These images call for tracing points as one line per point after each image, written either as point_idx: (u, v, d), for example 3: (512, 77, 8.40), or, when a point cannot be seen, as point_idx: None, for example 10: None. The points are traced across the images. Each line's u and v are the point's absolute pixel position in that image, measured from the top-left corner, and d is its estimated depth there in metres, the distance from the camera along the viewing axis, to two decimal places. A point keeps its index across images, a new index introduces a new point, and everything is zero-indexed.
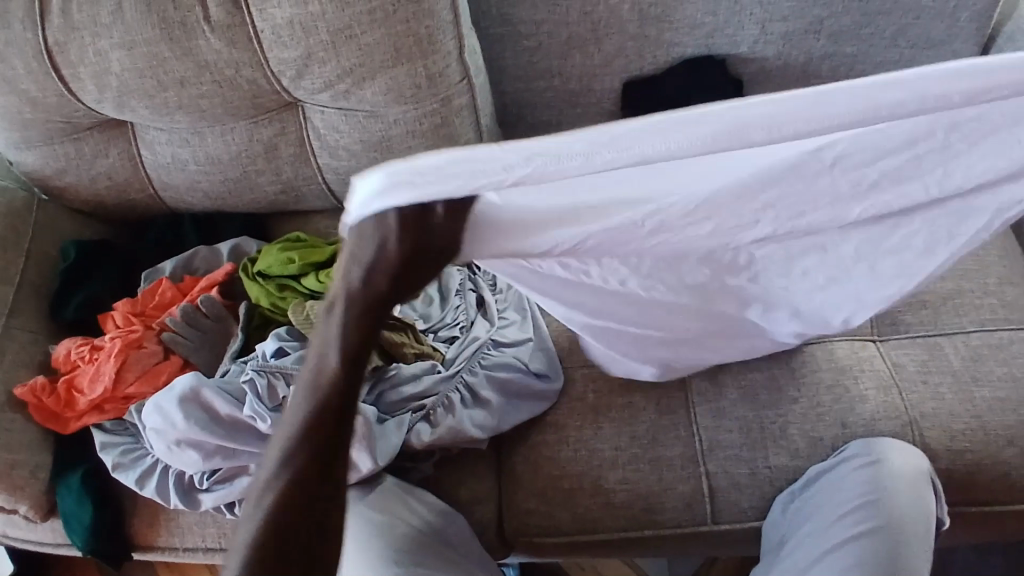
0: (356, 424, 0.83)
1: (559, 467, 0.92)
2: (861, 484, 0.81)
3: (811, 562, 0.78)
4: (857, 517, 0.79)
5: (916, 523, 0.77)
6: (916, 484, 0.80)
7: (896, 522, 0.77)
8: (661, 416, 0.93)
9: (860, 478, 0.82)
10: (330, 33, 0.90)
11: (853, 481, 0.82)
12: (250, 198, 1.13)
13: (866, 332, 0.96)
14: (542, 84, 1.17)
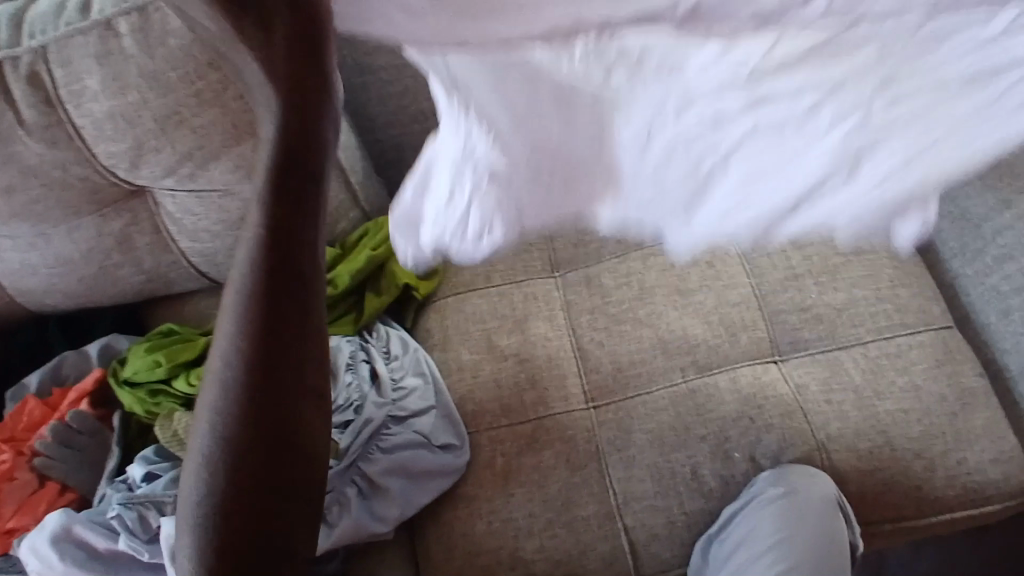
0: None
1: (474, 543, 0.88)
2: (776, 522, 0.82)
3: None
4: None
5: (828, 559, 0.79)
6: (827, 516, 0.81)
7: None
8: (574, 473, 0.90)
9: (774, 516, 0.82)
10: (157, 120, 0.83)
11: (768, 518, 0.82)
12: (114, 291, 1.05)
13: (767, 354, 0.94)
14: (417, 128, 1.09)
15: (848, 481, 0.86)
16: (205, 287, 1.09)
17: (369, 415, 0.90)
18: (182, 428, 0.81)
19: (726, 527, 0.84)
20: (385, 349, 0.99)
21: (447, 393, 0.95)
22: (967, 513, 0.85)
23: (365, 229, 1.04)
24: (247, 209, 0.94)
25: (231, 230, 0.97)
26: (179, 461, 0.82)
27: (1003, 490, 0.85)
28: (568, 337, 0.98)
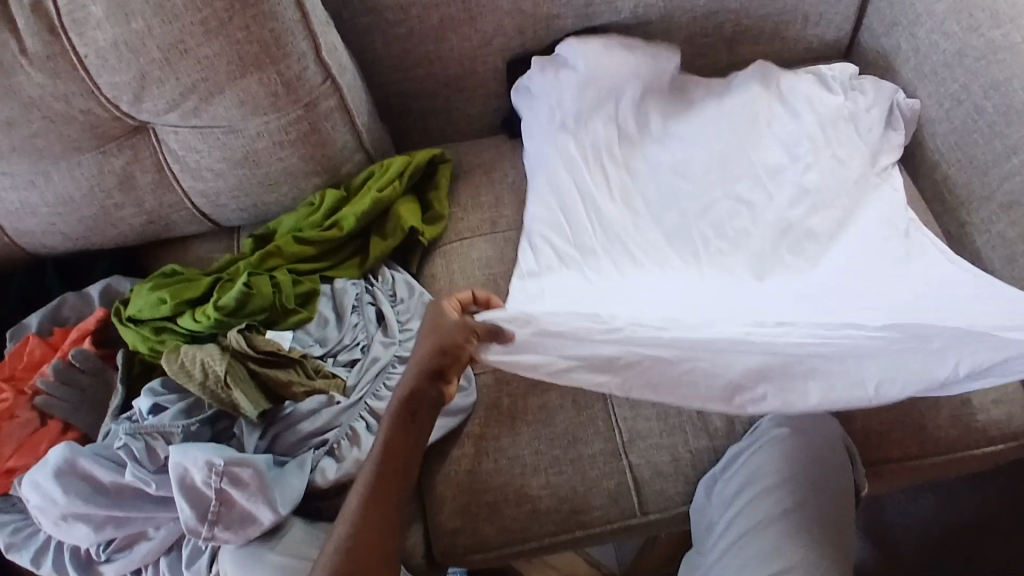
0: (246, 477, 0.74)
1: (481, 481, 0.88)
2: (777, 461, 0.82)
3: (735, 544, 0.79)
4: (774, 498, 0.80)
5: (829, 498, 0.79)
6: (828, 457, 0.81)
7: (812, 500, 0.79)
8: (580, 413, 0.90)
9: (775, 455, 0.82)
10: (161, 50, 0.81)
11: (769, 457, 0.82)
12: (115, 233, 1.04)
13: None
14: (423, 72, 1.08)
15: (854, 420, 0.87)
16: (207, 230, 1.07)
17: (375, 354, 0.90)
18: (188, 359, 0.80)
19: (728, 466, 0.85)
20: (391, 291, 0.97)
21: None
22: (968, 452, 0.86)
23: (369, 171, 1.03)
24: (251, 147, 0.93)
25: (235, 169, 0.96)
26: (186, 394, 0.82)
27: (1004, 430, 0.86)
28: None
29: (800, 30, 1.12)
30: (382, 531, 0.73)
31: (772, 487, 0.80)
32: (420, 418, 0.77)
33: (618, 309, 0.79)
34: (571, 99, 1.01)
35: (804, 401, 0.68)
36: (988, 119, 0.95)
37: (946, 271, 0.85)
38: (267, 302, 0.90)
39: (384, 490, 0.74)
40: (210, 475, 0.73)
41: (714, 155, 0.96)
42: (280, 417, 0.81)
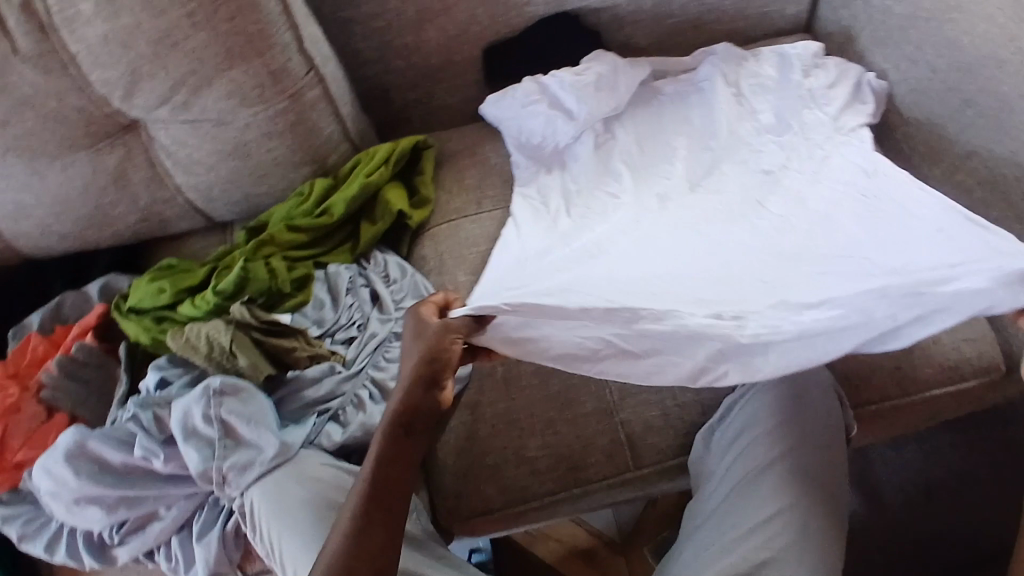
0: (250, 409, 0.78)
1: (481, 446, 0.91)
2: (773, 405, 0.85)
3: (736, 485, 0.81)
4: (773, 442, 0.82)
5: (822, 442, 0.82)
6: (821, 404, 0.84)
7: (809, 442, 0.81)
8: (572, 376, 0.94)
9: (771, 400, 0.85)
10: (150, 44, 0.85)
11: (765, 401, 0.85)
12: (110, 232, 1.06)
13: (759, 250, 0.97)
14: (402, 63, 1.12)
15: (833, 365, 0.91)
16: (199, 226, 1.10)
17: (372, 329, 0.92)
18: (193, 334, 0.83)
19: (726, 416, 0.88)
20: (384, 272, 1.00)
21: None
22: (943, 390, 0.90)
23: (356, 160, 1.07)
24: (240, 138, 0.97)
25: (225, 161, 0.99)
26: (191, 369, 0.85)
27: (975, 367, 0.90)
28: None
29: (762, 7, 1.17)
30: (383, 554, 0.61)
31: (771, 430, 0.83)
32: (416, 431, 0.66)
33: (577, 283, 0.76)
34: (545, 89, 1.05)
35: (764, 369, 0.66)
36: (942, 77, 1.00)
37: (907, 188, 0.83)
38: (264, 286, 0.93)
39: (379, 512, 0.62)
40: (209, 407, 0.77)
41: (688, 146, 1.01)
42: (284, 384, 0.84)
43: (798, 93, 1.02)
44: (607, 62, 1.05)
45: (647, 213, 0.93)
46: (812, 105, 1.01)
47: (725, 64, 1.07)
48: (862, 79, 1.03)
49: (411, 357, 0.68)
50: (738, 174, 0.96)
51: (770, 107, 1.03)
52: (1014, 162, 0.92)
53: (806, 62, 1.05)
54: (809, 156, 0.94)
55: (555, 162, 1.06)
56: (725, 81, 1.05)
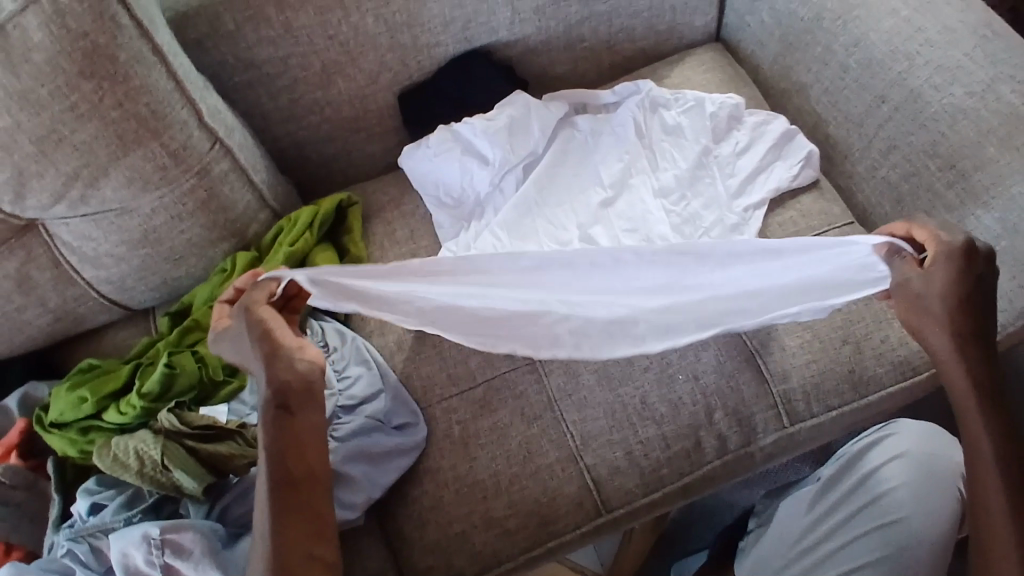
0: (191, 546, 0.71)
1: (447, 514, 0.88)
2: (891, 478, 0.85)
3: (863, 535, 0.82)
4: (898, 502, 0.83)
5: (927, 497, 0.82)
6: (934, 472, 0.84)
7: (922, 501, 0.82)
8: (531, 426, 0.91)
9: (889, 476, 0.85)
10: (35, 143, 0.79)
11: (886, 472, 0.85)
12: (21, 337, 0.98)
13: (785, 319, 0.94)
14: (314, 119, 1.08)
15: (791, 378, 0.91)
16: (119, 316, 1.04)
17: None
18: (121, 450, 0.77)
19: (866, 453, 0.88)
20: (322, 342, 0.96)
21: (391, 375, 0.94)
22: (899, 386, 0.91)
23: (278, 228, 1.01)
24: (149, 225, 0.91)
25: (137, 250, 0.93)
26: (124, 489, 0.79)
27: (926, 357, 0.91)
28: None
29: (672, 20, 1.14)
30: (310, 527, 0.62)
31: (899, 487, 0.84)
32: (295, 407, 0.63)
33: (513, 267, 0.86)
34: (442, 142, 1.02)
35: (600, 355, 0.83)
36: (854, 75, 1.02)
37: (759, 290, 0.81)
38: (194, 379, 0.87)
39: (292, 514, 0.61)
40: (151, 550, 0.70)
41: (582, 181, 1.01)
42: (228, 490, 0.78)
43: (706, 158, 1.00)
44: (519, 102, 1.03)
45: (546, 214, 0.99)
46: (716, 172, 1.00)
47: (639, 105, 1.05)
48: (787, 160, 1.01)
49: (247, 345, 0.65)
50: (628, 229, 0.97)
51: (673, 166, 1.01)
52: (935, 153, 0.94)
53: (721, 123, 1.02)
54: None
55: (475, 214, 1.02)
56: (636, 128, 1.04)
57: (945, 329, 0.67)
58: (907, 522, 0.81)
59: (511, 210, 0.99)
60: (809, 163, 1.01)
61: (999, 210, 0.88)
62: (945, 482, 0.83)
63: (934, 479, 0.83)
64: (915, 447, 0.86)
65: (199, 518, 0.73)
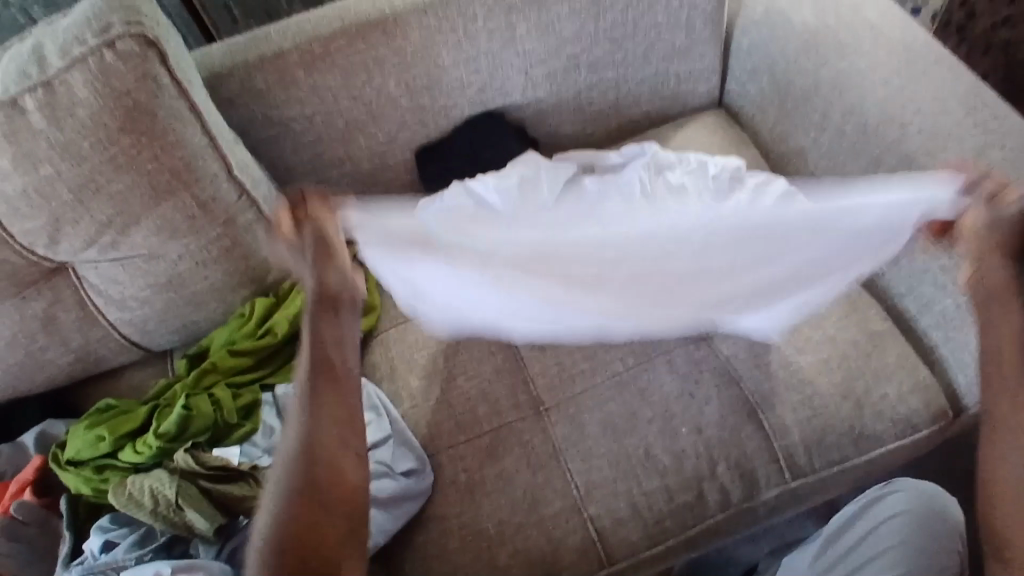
0: None
1: (450, 562, 0.89)
2: (890, 534, 0.85)
3: None
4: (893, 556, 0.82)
5: (925, 553, 0.82)
6: (933, 531, 0.84)
7: (920, 556, 0.81)
8: (535, 474, 0.93)
9: (887, 532, 0.85)
10: (73, 191, 0.84)
11: (884, 530, 0.86)
12: (42, 376, 1.01)
13: (789, 377, 0.96)
14: (334, 172, 1.13)
15: (792, 433, 0.93)
16: (138, 357, 1.07)
17: None
18: (137, 489, 0.79)
19: (865, 513, 0.89)
20: None
21: (400, 421, 0.96)
22: (897, 443, 0.93)
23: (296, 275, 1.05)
24: (174, 270, 0.95)
25: (160, 294, 0.97)
26: (137, 528, 0.80)
27: (924, 414, 0.93)
28: (510, 346, 1.03)
29: (677, 87, 1.20)
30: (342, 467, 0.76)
31: (896, 542, 0.84)
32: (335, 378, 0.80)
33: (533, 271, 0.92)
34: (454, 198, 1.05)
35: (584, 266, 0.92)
36: (850, 141, 1.06)
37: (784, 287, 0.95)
38: (208, 422, 0.89)
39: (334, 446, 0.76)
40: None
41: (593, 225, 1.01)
42: (238, 532, 0.79)
43: None
44: (531, 162, 1.09)
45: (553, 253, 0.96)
46: None
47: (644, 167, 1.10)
48: None
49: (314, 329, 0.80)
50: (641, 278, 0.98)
51: None
52: None
53: (724, 183, 1.06)
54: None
55: None
56: (642, 186, 1.08)
57: (996, 257, 0.79)
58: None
59: None
60: None
61: None
62: (942, 540, 0.83)
63: (932, 537, 0.83)
64: (913, 505, 0.86)
65: (209, 558, 0.74)
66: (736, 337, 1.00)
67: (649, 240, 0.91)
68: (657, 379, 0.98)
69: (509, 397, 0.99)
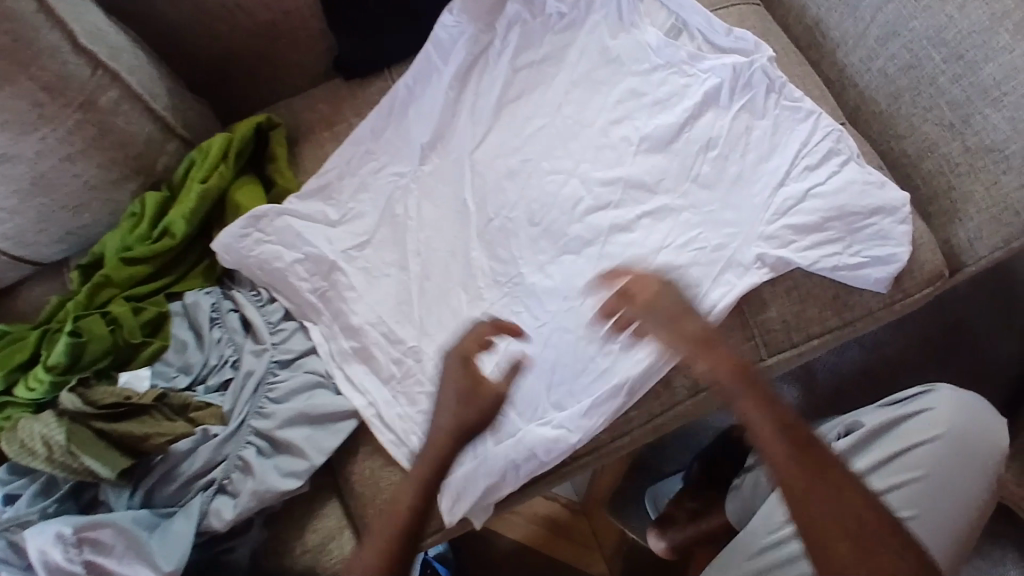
0: (106, 538, 0.67)
1: (400, 470, 0.81)
2: (925, 460, 0.77)
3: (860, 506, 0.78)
4: (908, 492, 0.76)
5: (953, 491, 0.77)
6: (969, 464, 0.77)
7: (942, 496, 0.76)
8: (490, 372, 0.82)
9: (924, 456, 0.77)
10: None
11: (920, 454, 0.77)
12: None
13: (778, 240, 0.82)
14: (222, 29, 0.93)
15: (769, 306, 0.83)
16: (28, 273, 0.92)
17: (248, 367, 0.81)
18: (27, 435, 0.70)
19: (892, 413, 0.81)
20: (256, 293, 0.87)
21: (332, 327, 0.86)
22: (888, 309, 0.83)
23: (188, 161, 0.88)
24: (36, 169, 0.79)
25: (30, 199, 0.81)
26: (38, 475, 0.73)
27: (917, 277, 0.83)
28: (457, 226, 0.88)
29: None
30: None
31: (923, 473, 0.77)
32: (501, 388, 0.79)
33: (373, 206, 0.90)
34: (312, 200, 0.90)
35: (407, 241, 0.88)
36: None
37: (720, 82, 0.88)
38: (106, 346, 0.79)
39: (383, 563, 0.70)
40: (68, 549, 0.66)
41: (474, 186, 0.89)
42: (151, 470, 0.73)
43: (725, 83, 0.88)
44: (431, 167, 0.91)
45: (396, 225, 0.89)
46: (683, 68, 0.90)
47: (614, 33, 0.92)
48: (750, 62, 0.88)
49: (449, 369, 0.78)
50: (595, 251, 0.85)
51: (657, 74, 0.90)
52: (937, 40, 0.82)
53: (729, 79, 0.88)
54: (679, 139, 0.88)
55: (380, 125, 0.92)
56: (610, 64, 0.92)
57: None
58: (917, 515, 0.76)
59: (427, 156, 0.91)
60: (763, 74, 0.88)
61: (1010, 109, 0.78)
62: (975, 471, 0.77)
63: (965, 471, 0.77)
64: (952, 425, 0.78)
65: (113, 512, 0.68)
66: (711, 199, 0.86)
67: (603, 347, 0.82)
68: (619, 252, 0.85)
69: (455, 286, 0.86)
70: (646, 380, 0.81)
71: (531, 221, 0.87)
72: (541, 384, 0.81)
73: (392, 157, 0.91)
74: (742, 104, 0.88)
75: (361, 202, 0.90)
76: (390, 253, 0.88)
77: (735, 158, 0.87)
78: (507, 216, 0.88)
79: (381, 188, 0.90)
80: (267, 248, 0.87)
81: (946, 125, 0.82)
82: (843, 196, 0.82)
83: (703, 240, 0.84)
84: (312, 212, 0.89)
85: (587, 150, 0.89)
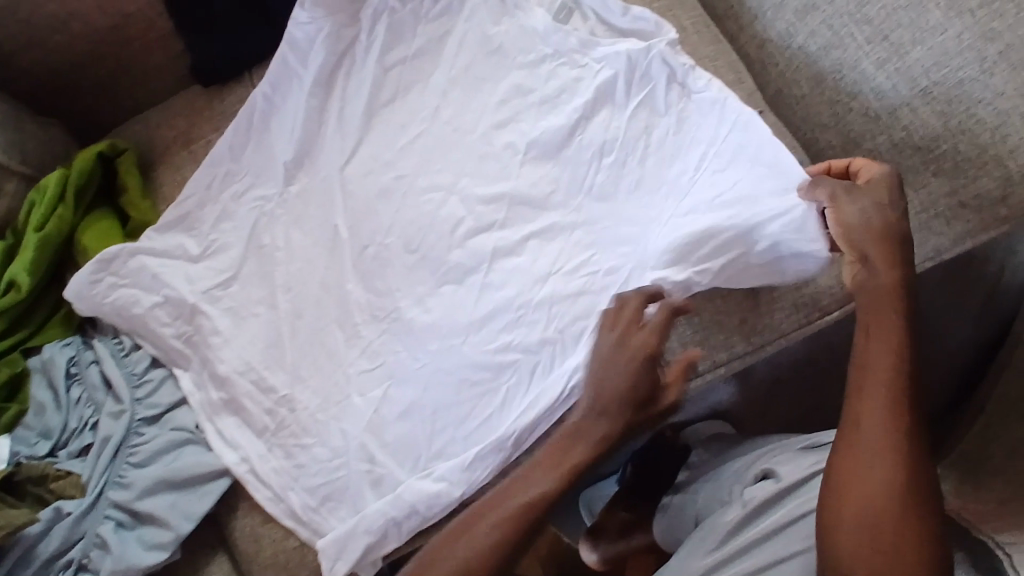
0: None
1: (280, 525, 0.77)
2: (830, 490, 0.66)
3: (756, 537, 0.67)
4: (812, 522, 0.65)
5: None
6: None
7: None
8: (367, 421, 0.76)
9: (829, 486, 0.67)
10: None
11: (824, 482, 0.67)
12: None
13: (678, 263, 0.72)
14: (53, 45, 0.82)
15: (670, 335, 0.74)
16: None
17: (107, 431, 0.75)
18: None
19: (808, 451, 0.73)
20: (118, 343, 0.81)
21: (200, 376, 0.79)
22: (805, 329, 0.74)
23: (28, 202, 0.80)
24: None
25: None
26: None
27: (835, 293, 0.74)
28: (327, 255, 0.80)
29: None
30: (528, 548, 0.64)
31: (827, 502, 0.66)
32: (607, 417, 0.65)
33: (238, 236, 0.81)
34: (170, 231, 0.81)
35: (276, 276, 0.80)
36: None
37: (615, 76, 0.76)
38: None
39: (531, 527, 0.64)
40: None
41: (344, 209, 0.80)
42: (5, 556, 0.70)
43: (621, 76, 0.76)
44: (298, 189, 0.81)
45: (264, 257, 0.81)
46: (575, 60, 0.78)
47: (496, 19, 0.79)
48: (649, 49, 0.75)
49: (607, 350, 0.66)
50: (478, 281, 0.76)
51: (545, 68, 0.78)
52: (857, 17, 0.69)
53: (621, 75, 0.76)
54: (571, 144, 0.77)
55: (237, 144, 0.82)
56: (492, 56, 0.79)
57: None
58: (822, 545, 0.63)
59: (292, 176, 0.81)
60: (664, 64, 0.75)
61: (940, 102, 0.66)
62: None
63: None
64: None
65: None
66: (607, 214, 0.76)
67: (486, 391, 0.75)
68: (503, 282, 0.76)
69: (329, 325, 0.79)
70: (537, 427, 0.73)
71: (407, 248, 0.78)
72: (419, 432, 0.75)
73: (255, 178, 0.82)
74: (641, 99, 0.76)
75: (224, 232, 0.81)
76: (258, 290, 0.80)
77: (633, 164, 0.76)
78: (382, 242, 0.79)
79: (245, 215, 0.81)
80: (121, 293, 0.79)
81: (872, 117, 0.70)
82: (738, 210, 0.72)
83: (595, 265, 0.75)
84: (169, 247, 0.81)
85: (467, 161, 0.78)
